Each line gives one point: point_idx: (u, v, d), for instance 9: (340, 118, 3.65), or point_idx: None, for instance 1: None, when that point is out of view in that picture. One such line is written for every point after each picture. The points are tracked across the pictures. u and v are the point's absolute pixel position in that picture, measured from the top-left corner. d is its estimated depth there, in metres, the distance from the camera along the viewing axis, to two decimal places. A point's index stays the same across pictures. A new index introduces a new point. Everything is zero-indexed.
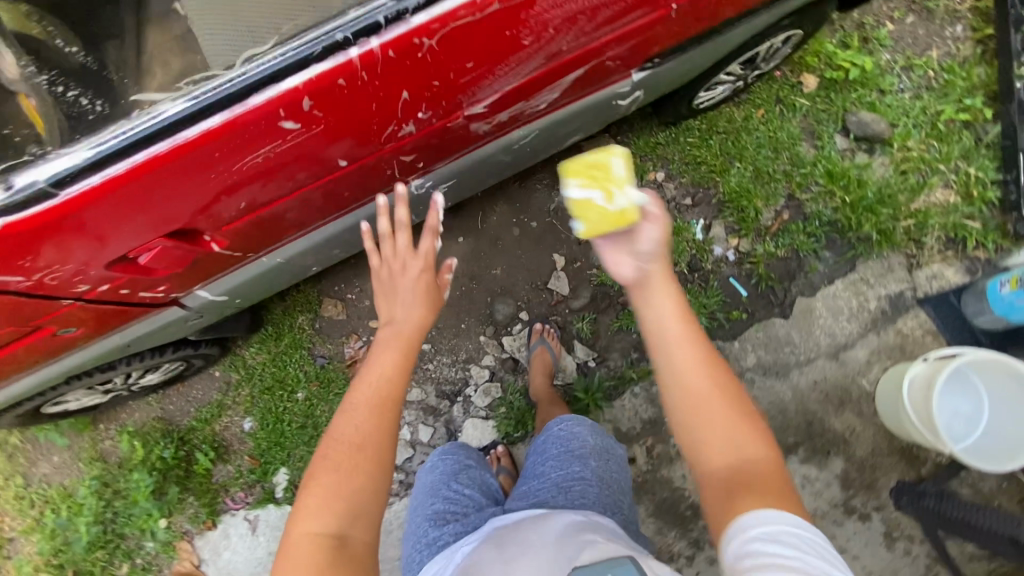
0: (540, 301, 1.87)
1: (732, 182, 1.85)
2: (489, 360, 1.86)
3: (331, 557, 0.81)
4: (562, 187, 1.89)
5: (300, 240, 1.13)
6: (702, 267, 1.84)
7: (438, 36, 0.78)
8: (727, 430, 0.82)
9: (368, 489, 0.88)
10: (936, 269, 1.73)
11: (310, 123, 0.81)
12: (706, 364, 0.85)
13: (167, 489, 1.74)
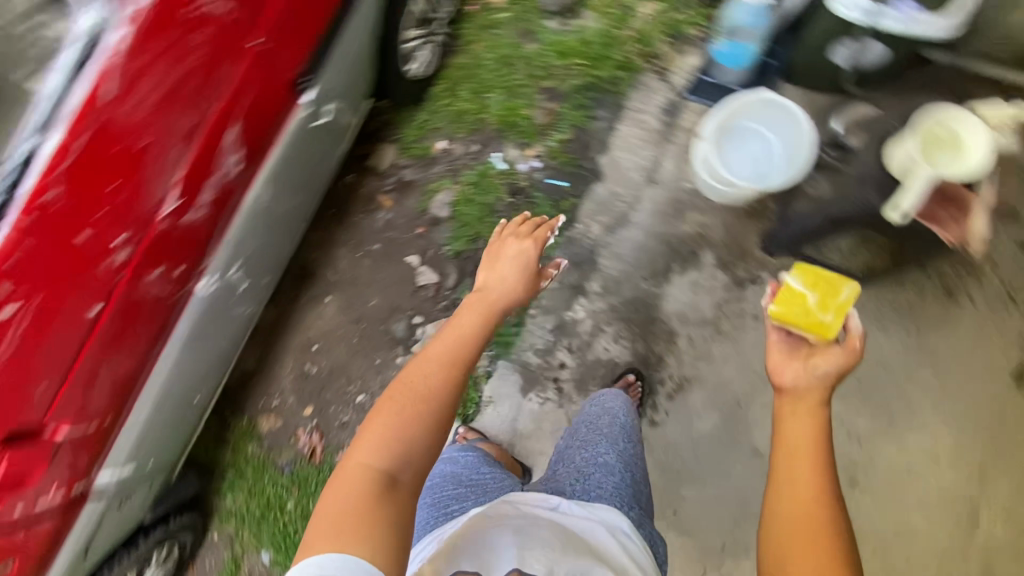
0: (423, 300, 2.02)
1: (496, 110, 2.05)
2: None
3: (378, 484, 0.98)
4: (377, 204, 2.07)
5: (155, 391, 1.30)
6: (519, 187, 2.03)
7: (59, 185, 0.95)
8: (812, 531, 0.89)
9: (421, 426, 1.06)
10: (680, 65, 1.95)
11: (30, 303, 0.98)
12: (819, 492, 0.91)
13: None
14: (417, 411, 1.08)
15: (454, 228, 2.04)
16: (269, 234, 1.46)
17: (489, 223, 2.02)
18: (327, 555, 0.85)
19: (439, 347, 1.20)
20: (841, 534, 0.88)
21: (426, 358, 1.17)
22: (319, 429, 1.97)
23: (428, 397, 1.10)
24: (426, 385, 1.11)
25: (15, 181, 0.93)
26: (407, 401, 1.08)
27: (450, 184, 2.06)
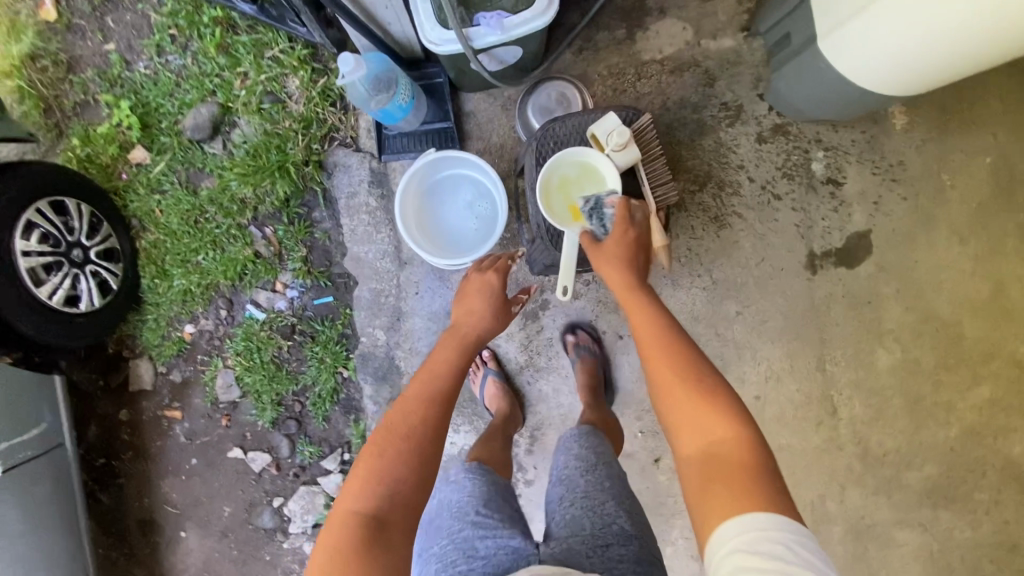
0: (271, 482, 1.91)
1: (217, 269, 1.81)
2: (307, 545, 1.91)
3: (369, 536, 0.88)
4: (168, 421, 1.89)
5: None
6: (290, 327, 1.84)
7: None
8: (700, 422, 0.85)
9: (398, 465, 0.95)
10: (360, 125, 1.73)
11: None
12: (669, 356, 0.93)
13: None
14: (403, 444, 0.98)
15: (256, 401, 1.88)
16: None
17: (284, 378, 1.85)
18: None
19: (411, 389, 1.08)
20: (713, 381, 0.89)
21: (409, 390, 1.08)
22: None
23: (410, 432, 0.99)
24: (404, 424, 1.00)
25: None
26: (377, 446, 0.98)
27: (223, 362, 1.87)
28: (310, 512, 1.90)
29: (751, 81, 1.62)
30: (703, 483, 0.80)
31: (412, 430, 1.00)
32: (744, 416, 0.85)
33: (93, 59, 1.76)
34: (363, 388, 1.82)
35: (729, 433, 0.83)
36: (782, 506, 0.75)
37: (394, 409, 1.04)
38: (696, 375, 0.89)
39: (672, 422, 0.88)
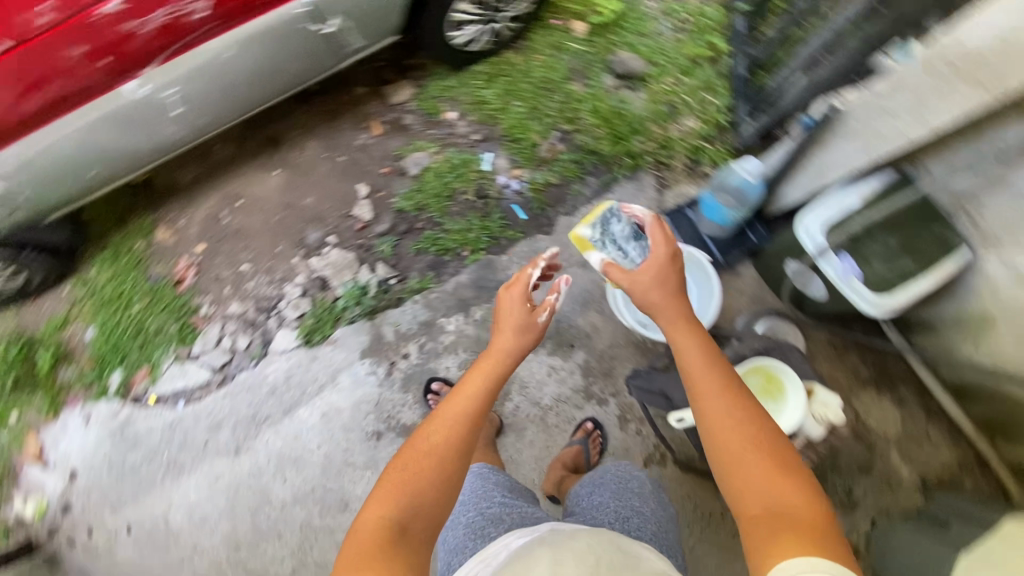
0: (345, 226, 2.09)
1: (511, 119, 2.08)
2: (301, 279, 2.06)
3: (392, 537, 0.99)
4: (367, 125, 2.15)
5: (65, 156, 1.46)
6: (486, 194, 2.06)
7: None
8: (763, 480, 0.91)
9: (429, 479, 1.07)
10: (682, 188, 1.95)
11: None
12: (738, 428, 0.98)
13: (17, 386, 1.99)
14: (430, 462, 1.10)
15: (412, 189, 2.09)
16: (224, 91, 1.56)
17: (443, 205, 2.06)
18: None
19: (447, 412, 1.17)
20: (781, 450, 0.96)
21: (447, 412, 1.17)
22: (197, 267, 2.09)
23: (435, 452, 1.11)
24: (430, 442, 1.12)
25: None
26: (411, 468, 1.09)
27: (435, 150, 2.11)
28: (332, 268, 2.05)
29: (875, 507, 1.71)
30: (767, 530, 0.85)
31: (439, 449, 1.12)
32: (807, 479, 0.91)
33: None
34: (460, 271, 2.01)
35: (802, 499, 0.88)
36: (840, 558, 0.79)
37: (426, 435, 1.14)
38: (769, 444, 0.96)
39: (736, 482, 0.93)
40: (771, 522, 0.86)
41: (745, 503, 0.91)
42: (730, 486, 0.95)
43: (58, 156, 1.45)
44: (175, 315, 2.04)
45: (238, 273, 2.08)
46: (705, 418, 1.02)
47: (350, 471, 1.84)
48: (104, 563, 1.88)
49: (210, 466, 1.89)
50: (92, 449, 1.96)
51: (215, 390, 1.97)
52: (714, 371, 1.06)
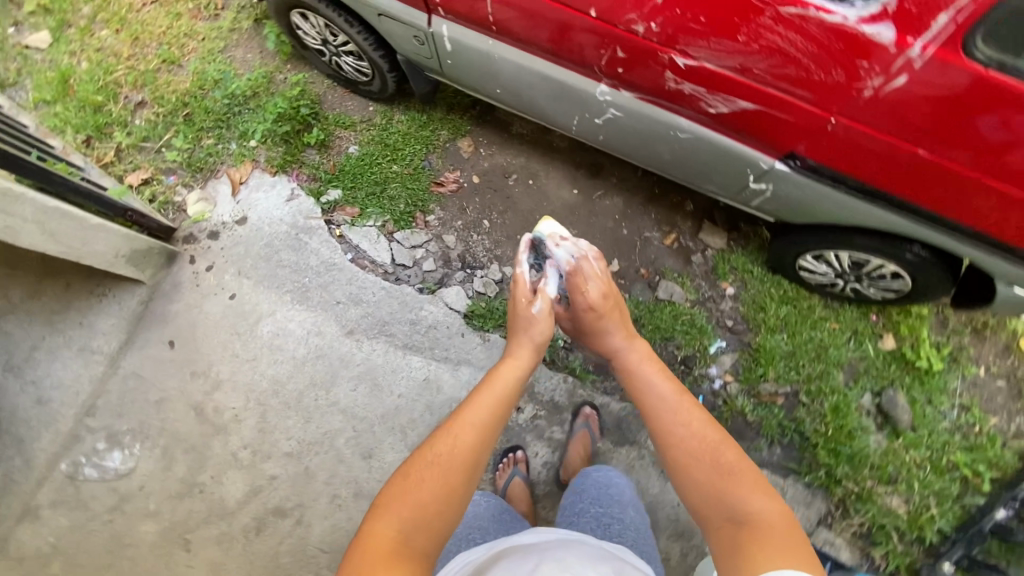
0: None
1: (767, 343, 2.01)
2: (508, 270, 2.14)
3: (397, 556, 0.82)
4: (666, 228, 2.16)
5: (505, 72, 1.59)
6: (691, 369, 2.01)
7: None
8: (727, 497, 0.92)
9: (426, 484, 0.94)
10: (838, 540, 1.82)
11: None
12: (703, 449, 1.01)
13: (278, 129, 2.14)
14: (442, 472, 0.96)
15: (646, 304, 2.08)
16: (635, 138, 1.60)
17: (655, 338, 2.04)
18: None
19: (459, 427, 1.04)
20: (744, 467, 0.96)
21: (458, 421, 1.05)
22: (459, 187, 2.20)
23: (443, 458, 0.98)
24: (434, 446, 1.00)
25: None
26: (412, 479, 0.94)
27: (689, 297, 2.09)
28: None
29: None
30: (739, 540, 0.84)
31: (442, 450, 1.00)
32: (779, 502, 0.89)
33: (979, 351, 2.00)
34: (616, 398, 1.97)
35: (771, 512, 0.87)
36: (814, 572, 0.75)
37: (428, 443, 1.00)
38: (727, 465, 0.97)
39: (708, 502, 0.94)
40: (747, 530, 0.85)
41: (716, 521, 0.91)
42: (710, 511, 0.93)
43: (499, 64, 1.56)
44: (411, 201, 2.16)
45: (477, 223, 2.18)
46: (680, 464, 1.01)
47: (397, 440, 1.81)
48: (188, 303, 1.91)
49: (321, 321, 1.93)
50: (269, 220, 2.06)
51: (378, 277, 2.04)
52: (679, 411, 1.09)
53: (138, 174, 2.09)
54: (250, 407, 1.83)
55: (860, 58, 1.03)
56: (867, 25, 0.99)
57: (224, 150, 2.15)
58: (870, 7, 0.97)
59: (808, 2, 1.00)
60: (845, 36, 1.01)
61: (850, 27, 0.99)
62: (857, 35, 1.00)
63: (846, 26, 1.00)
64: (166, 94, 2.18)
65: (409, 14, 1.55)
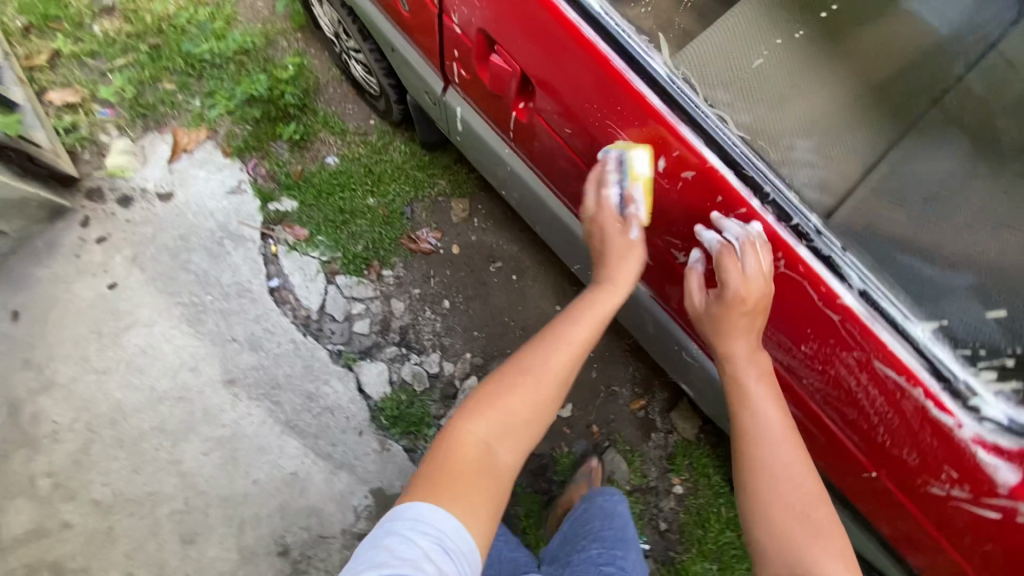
0: None
1: (691, 566, 1.69)
2: (449, 367, 1.75)
3: (480, 470, 0.80)
4: (639, 389, 1.82)
5: (518, 184, 1.26)
6: None
7: (744, 229, 0.79)
8: (805, 546, 0.77)
9: (517, 401, 0.86)
10: None
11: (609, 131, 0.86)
12: (800, 482, 0.83)
13: (253, 107, 1.77)
14: (533, 398, 0.87)
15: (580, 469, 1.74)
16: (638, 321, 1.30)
17: None
18: (437, 510, 0.74)
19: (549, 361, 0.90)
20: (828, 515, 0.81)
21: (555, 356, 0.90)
22: (432, 250, 1.83)
23: (536, 385, 0.88)
24: (537, 366, 0.89)
25: (782, 201, 0.76)
26: (504, 399, 0.86)
27: (631, 479, 1.75)
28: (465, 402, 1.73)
29: None
30: None
31: (540, 373, 0.89)
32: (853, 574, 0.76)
33: None
34: None
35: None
36: None
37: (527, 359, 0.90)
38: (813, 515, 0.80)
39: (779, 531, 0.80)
40: None
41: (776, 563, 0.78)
42: (774, 554, 0.78)
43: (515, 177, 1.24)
44: (371, 246, 1.79)
45: (438, 298, 1.80)
46: (755, 491, 0.84)
47: (229, 534, 1.49)
48: (56, 275, 1.57)
49: (203, 356, 1.58)
50: (197, 209, 1.70)
51: (293, 322, 1.67)
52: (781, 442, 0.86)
53: (65, 95, 1.72)
54: (75, 429, 1.49)
55: (950, 467, 0.77)
56: (981, 451, 0.72)
57: (180, 104, 1.77)
58: (1002, 437, 0.71)
59: (921, 379, 0.74)
60: (945, 440, 0.75)
61: (958, 440, 0.73)
62: (964, 452, 0.74)
63: (953, 435, 0.74)
64: (140, 11, 1.79)
65: (426, 71, 1.19)
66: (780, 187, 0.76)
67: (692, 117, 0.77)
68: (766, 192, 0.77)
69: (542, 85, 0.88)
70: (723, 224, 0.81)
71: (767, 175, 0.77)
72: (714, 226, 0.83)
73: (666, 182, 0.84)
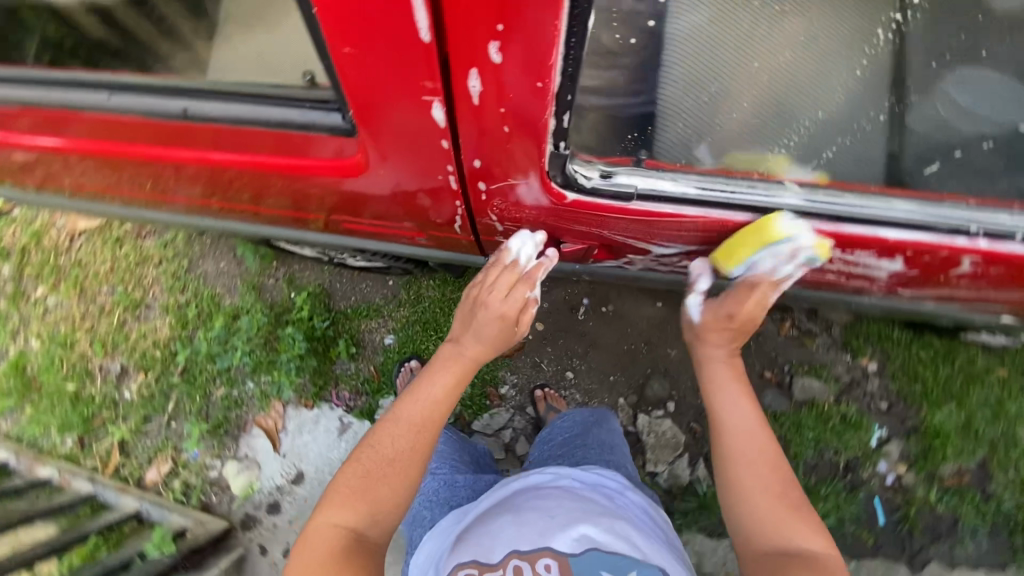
0: (693, 401, 1.73)
1: (933, 419, 1.68)
2: None
3: (349, 552, 0.84)
4: (776, 317, 1.77)
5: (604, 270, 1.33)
6: (857, 472, 1.68)
7: (959, 257, 0.98)
8: (774, 518, 0.88)
9: (382, 483, 0.89)
10: None
11: (792, 251, 1.05)
12: (754, 462, 0.93)
13: (314, 355, 1.76)
14: (403, 467, 0.90)
15: (785, 412, 1.71)
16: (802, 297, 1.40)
17: (804, 450, 1.69)
18: None
19: (419, 399, 0.95)
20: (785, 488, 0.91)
21: (406, 409, 0.94)
22: (523, 343, 1.78)
23: (394, 461, 0.90)
24: (396, 448, 0.91)
25: (990, 229, 0.94)
26: (373, 475, 0.89)
27: (829, 391, 1.72)
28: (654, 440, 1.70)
29: None
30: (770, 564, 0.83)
31: (398, 449, 0.91)
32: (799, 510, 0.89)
33: None
34: None
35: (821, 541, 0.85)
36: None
37: (382, 441, 0.91)
38: (781, 495, 0.90)
39: (762, 506, 0.89)
40: (794, 564, 0.81)
41: (758, 543, 0.87)
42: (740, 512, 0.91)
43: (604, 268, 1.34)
44: (478, 378, 1.79)
45: (559, 376, 1.77)
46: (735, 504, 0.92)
47: None
48: None
49: None
50: (327, 468, 1.71)
51: None
52: (750, 422, 0.97)
53: (157, 468, 1.74)
54: None
55: None
56: None
57: (242, 397, 1.76)
58: None
59: None
60: None
61: None
62: None
63: None
64: (146, 355, 1.80)
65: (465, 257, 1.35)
66: (978, 214, 0.94)
67: (858, 221, 0.95)
68: (958, 234, 0.94)
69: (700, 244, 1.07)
70: (911, 259, 1.02)
71: (962, 214, 0.94)
72: (901, 263, 1.04)
73: (842, 257, 1.05)
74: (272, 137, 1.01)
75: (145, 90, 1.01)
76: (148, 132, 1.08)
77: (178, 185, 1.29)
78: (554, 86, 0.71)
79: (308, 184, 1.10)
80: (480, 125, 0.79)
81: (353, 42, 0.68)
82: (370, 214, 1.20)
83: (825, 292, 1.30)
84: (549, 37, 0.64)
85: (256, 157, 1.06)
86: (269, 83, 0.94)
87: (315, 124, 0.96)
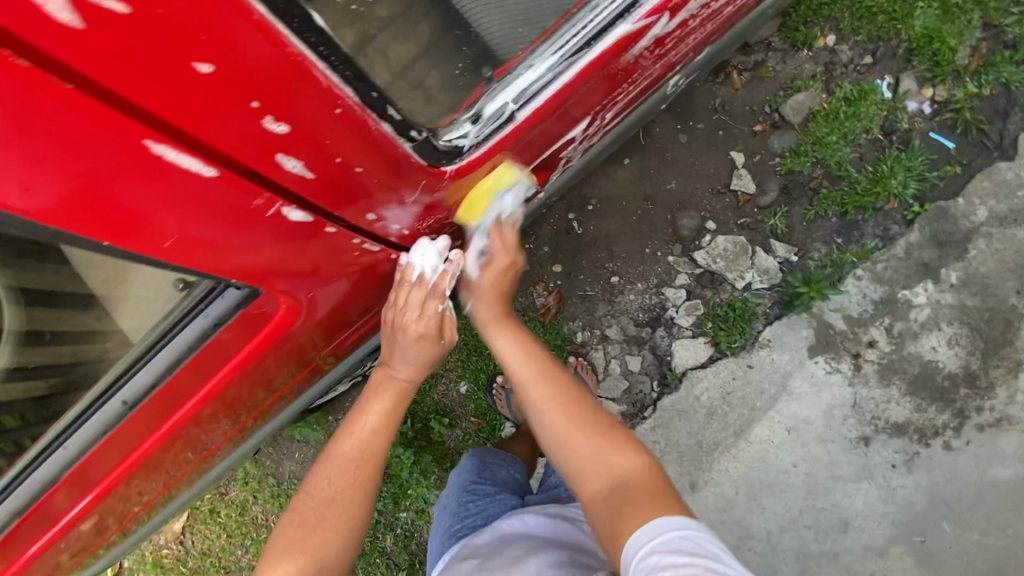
0: (723, 205, 1.67)
1: (918, 28, 1.58)
2: (683, 278, 1.68)
3: None
4: (723, 79, 1.68)
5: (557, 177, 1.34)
6: (896, 129, 1.61)
7: None
8: (596, 449, 0.92)
9: (327, 524, 0.95)
10: None
11: (675, 17, 0.96)
12: (565, 403, 0.96)
13: (422, 452, 1.78)
14: (351, 499, 0.97)
15: (801, 142, 1.64)
16: (719, 52, 1.39)
17: (842, 154, 1.61)
18: None
19: (355, 430, 1.02)
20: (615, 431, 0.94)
21: (345, 438, 1.01)
22: (560, 292, 1.74)
23: (342, 500, 0.97)
24: (330, 489, 0.97)
25: None
26: (314, 523, 0.96)
27: (818, 91, 1.64)
28: (724, 261, 1.66)
29: None
30: (614, 506, 0.85)
31: (336, 483, 0.97)
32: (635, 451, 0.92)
33: None
34: (902, 233, 1.58)
35: (629, 463, 0.90)
36: (667, 504, 0.83)
37: (324, 480, 0.98)
38: (590, 421, 0.95)
39: (563, 441, 0.94)
40: (620, 505, 0.84)
41: (590, 495, 0.89)
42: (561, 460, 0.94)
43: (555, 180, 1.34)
44: (556, 350, 1.75)
45: (608, 287, 1.71)
46: (549, 436, 0.95)
47: (843, 488, 1.54)
48: None
49: None
50: None
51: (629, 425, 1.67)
52: (527, 371, 1.01)
53: None
54: None
55: None
56: None
57: (407, 528, 1.80)
58: None
59: None
60: None
61: None
62: None
63: None
64: None
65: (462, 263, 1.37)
66: None
67: None
68: None
69: (600, 93, 1.00)
70: None
71: None
72: None
73: None
74: (235, 327, 0.96)
75: (129, 370, 1.02)
76: (145, 413, 1.05)
77: (198, 456, 1.29)
78: (353, 101, 0.67)
79: (266, 370, 1.09)
80: (336, 186, 0.77)
81: (167, 234, 0.69)
82: (357, 312, 1.16)
83: (732, 32, 1.30)
84: (304, 77, 0.61)
85: (210, 393, 1.05)
86: (150, 330, 0.97)
87: (213, 324, 0.97)
